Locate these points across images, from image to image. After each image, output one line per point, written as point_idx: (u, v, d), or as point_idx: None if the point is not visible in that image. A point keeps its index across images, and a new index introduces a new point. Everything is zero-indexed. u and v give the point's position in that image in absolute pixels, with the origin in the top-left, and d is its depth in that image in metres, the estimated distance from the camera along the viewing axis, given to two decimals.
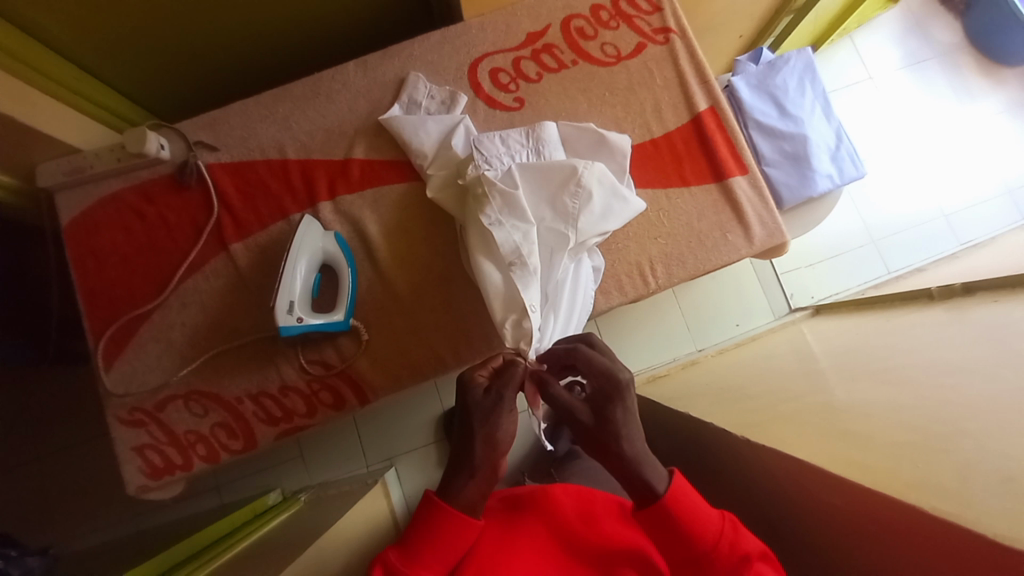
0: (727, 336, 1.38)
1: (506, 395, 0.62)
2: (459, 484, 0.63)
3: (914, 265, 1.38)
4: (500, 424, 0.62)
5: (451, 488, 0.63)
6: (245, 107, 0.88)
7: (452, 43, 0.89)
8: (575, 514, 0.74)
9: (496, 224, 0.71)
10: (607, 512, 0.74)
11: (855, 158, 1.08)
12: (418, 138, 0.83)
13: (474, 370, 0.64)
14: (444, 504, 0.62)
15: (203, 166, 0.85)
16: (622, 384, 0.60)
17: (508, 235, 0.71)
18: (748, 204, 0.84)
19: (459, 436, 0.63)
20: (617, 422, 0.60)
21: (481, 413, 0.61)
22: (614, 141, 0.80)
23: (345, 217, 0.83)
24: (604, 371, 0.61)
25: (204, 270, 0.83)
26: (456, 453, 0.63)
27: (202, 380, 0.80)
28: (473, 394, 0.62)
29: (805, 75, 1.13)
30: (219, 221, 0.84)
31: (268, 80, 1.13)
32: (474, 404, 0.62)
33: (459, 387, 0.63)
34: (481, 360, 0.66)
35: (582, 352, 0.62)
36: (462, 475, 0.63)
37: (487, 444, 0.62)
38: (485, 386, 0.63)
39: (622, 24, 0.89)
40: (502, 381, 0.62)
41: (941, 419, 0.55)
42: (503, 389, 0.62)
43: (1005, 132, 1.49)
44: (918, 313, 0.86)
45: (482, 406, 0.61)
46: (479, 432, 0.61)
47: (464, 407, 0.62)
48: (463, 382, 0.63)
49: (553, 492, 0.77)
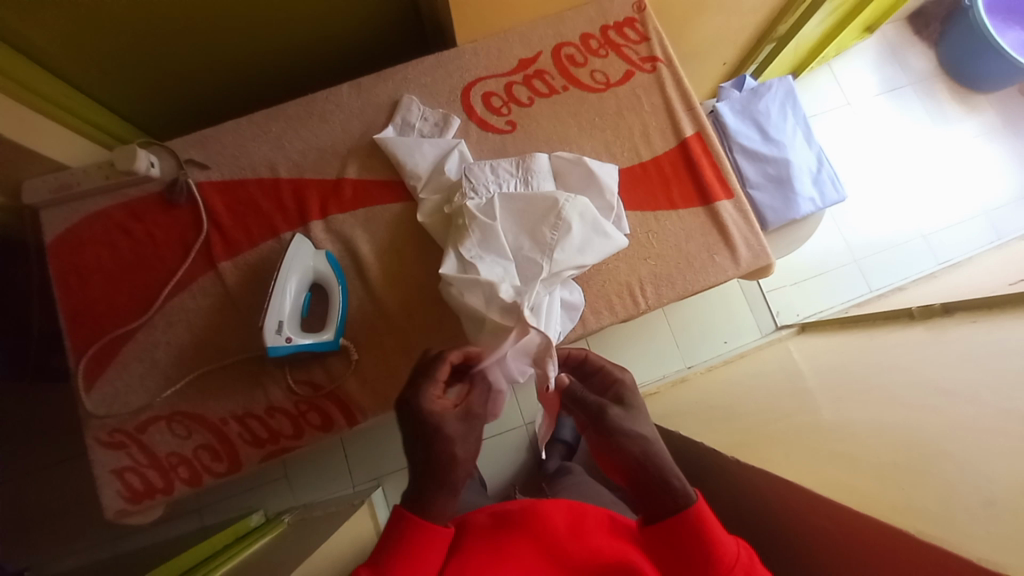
0: (716, 354, 1.40)
1: (481, 413, 0.60)
2: (444, 506, 0.59)
3: (895, 284, 1.42)
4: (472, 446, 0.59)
5: (426, 504, 0.58)
6: (238, 126, 0.88)
7: (446, 67, 0.90)
8: (566, 527, 0.73)
9: (475, 257, 0.73)
10: (597, 525, 0.74)
11: (835, 181, 1.11)
12: (413, 159, 0.84)
13: (435, 394, 0.58)
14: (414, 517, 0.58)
15: (194, 185, 0.85)
16: (627, 385, 0.62)
17: (490, 267, 0.72)
18: (734, 227, 0.86)
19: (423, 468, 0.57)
20: (631, 430, 0.58)
21: (458, 438, 0.57)
22: (602, 175, 0.82)
23: (336, 236, 0.84)
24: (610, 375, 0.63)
25: (192, 288, 0.82)
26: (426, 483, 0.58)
27: (187, 401, 0.78)
28: (448, 424, 0.57)
29: (786, 102, 1.17)
30: (208, 239, 0.83)
31: (263, 99, 1.14)
32: (452, 432, 0.57)
33: (430, 423, 0.56)
34: (428, 377, 0.59)
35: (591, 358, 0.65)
36: (438, 492, 0.58)
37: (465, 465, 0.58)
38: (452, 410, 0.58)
39: (611, 52, 0.91)
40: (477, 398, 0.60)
41: (922, 440, 0.57)
42: (480, 408, 0.60)
43: (978, 156, 1.55)
44: (899, 332, 0.89)
45: (461, 432, 0.58)
46: (453, 460, 0.57)
47: (436, 440, 0.57)
48: (433, 412, 0.57)
49: (547, 506, 0.77)
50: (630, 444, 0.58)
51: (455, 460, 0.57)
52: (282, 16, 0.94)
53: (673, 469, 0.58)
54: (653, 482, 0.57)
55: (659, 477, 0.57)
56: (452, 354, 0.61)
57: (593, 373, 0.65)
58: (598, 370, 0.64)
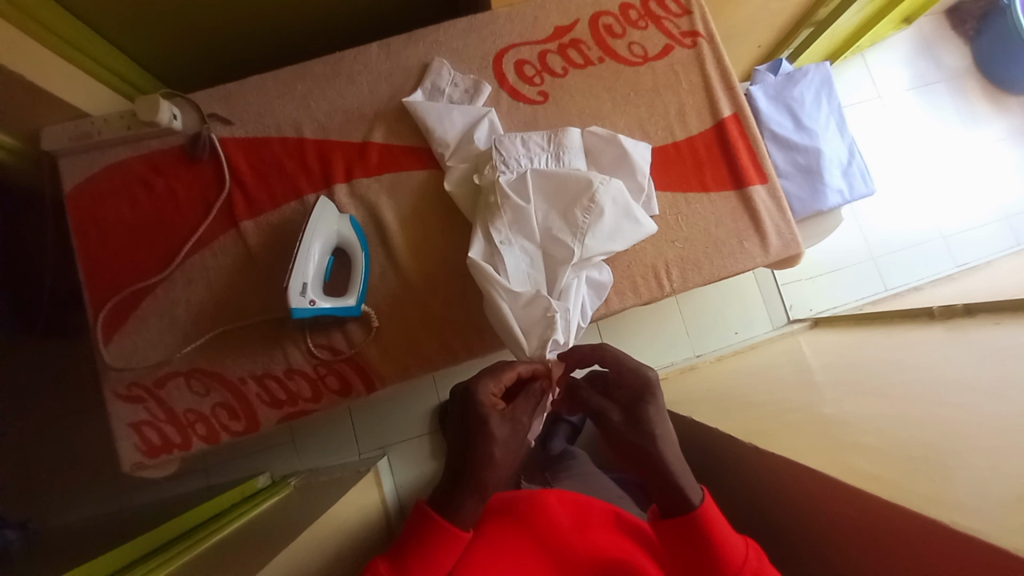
0: (726, 344, 1.40)
1: (525, 419, 0.62)
2: (467, 510, 0.61)
3: (911, 284, 1.41)
4: (512, 450, 0.61)
5: (456, 511, 0.61)
6: (263, 82, 0.85)
7: (478, 31, 0.87)
8: (571, 523, 0.73)
9: (505, 242, 0.75)
10: (602, 522, 0.74)
11: (865, 175, 1.09)
12: (442, 126, 0.82)
13: (487, 389, 0.61)
14: (446, 522, 0.60)
15: (216, 140, 0.83)
16: (650, 381, 0.63)
17: (516, 255, 0.75)
18: (766, 213, 0.84)
19: (465, 464, 0.60)
20: (639, 432, 0.60)
21: (503, 439, 0.60)
22: (636, 157, 0.80)
23: (360, 201, 0.82)
24: (630, 370, 0.64)
25: (212, 246, 0.80)
26: (463, 480, 0.60)
27: (206, 359, 0.78)
28: (495, 420, 0.60)
29: (822, 89, 1.13)
30: (230, 197, 0.82)
31: (284, 57, 1.11)
32: (496, 429, 0.59)
33: (476, 413, 0.59)
34: (491, 374, 0.63)
35: (610, 350, 0.66)
36: (471, 500, 0.61)
37: (490, 462, 0.59)
38: (499, 409, 0.61)
39: (650, 25, 0.88)
40: (522, 405, 0.63)
41: (946, 437, 0.56)
42: (523, 414, 0.62)
43: (1010, 158, 1.51)
44: (920, 331, 0.88)
45: (504, 432, 0.60)
46: (493, 460, 0.60)
47: (483, 433, 0.59)
48: (482, 405, 0.60)
49: (548, 499, 0.76)
50: (635, 445, 0.60)
51: (489, 461, 0.59)
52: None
53: (680, 476, 0.60)
54: (656, 480, 0.61)
55: (662, 478, 0.60)
56: (521, 366, 0.66)
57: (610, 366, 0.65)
58: (616, 364, 0.65)
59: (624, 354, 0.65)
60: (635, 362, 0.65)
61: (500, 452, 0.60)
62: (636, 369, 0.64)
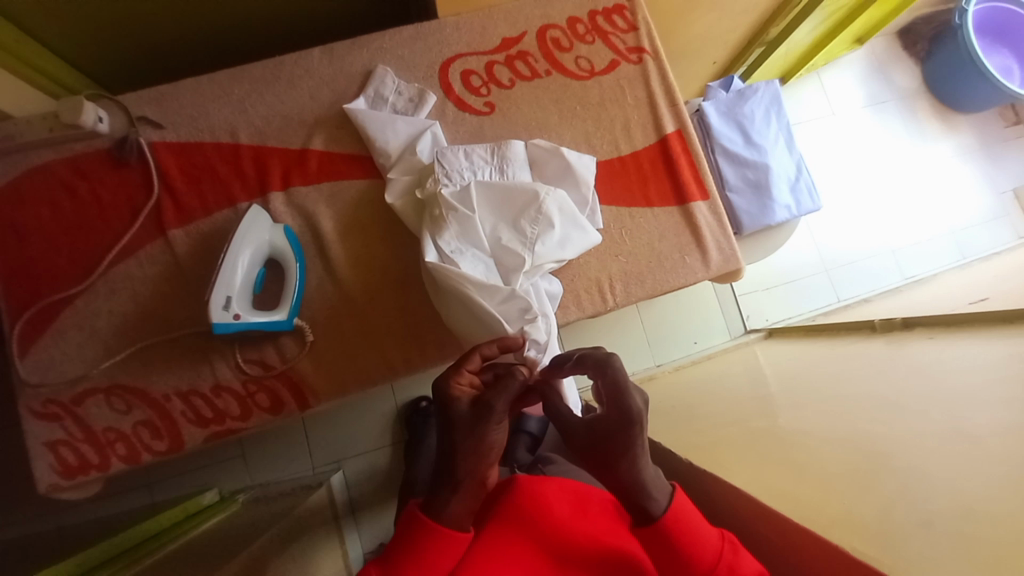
0: (684, 353, 1.41)
1: (495, 406, 0.57)
2: (450, 506, 0.59)
3: (861, 295, 1.45)
4: (484, 437, 0.57)
5: (435, 505, 0.59)
6: (198, 85, 0.82)
7: (425, 40, 0.86)
8: (571, 511, 0.70)
9: (456, 252, 0.73)
10: (601, 511, 0.72)
11: (812, 191, 1.12)
12: (384, 136, 0.80)
13: (451, 379, 0.59)
14: (430, 522, 0.58)
15: (145, 144, 0.79)
16: (637, 413, 0.55)
17: (472, 263, 0.73)
18: (707, 229, 0.85)
19: (440, 454, 0.59)
20: (620, 453, 0.55)
21: (465, 425, 0.57)
22: (579, 171, 0.80)
23: (297, 210, 0.80)
24: (618, 398, 0.55)
25: (138, 255, 0.77)
26: (440, 471, 0.59)
27: (128, 374, 0.74)
28: (456, 407, 0.57)
29: (771, 106, 1.15)
30: (159, 203, 0.78)
31: (231, 57, 1.07)
32: (458, 417, 0.57)
33: (439, 402, 0.58)
34: (458, 363, 0.60)
35: (610, 374, 0.55)
36: (446, 491, 0.58)
37: (473, 455, 0.57)
38: (464, 396, 0.58)
39: (598, 40, 0.88)
40: (492, 391, 0.57)
41: (878, 443, 0.58)
42: (494, 399, 0.57)
43: (955, 174, 1.58)
44: (862, 343, 0.91)
45: (468, 419, 0.57)
46: (463, 448, 0.57)
47: (446, 422, 0.57)
48: (444, 395, 0.58)
49: (547, 486, 0.72)
50: (612, 463, 0.56)
51: (461, 447, 0.57)
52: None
53: (654, 493, 0.58)
54: (627, 495, 0.58)
55: (635, 494, 0.57)
56: (485, 347, 0.63)
57: (603, 386, 0.56)
58: (609, 386, 0.55)
59: (614, 379, 0.55)
60: (624, 387, 0.55)
61: (468, 439, 0.57)
62: (620, 397, 0.55)
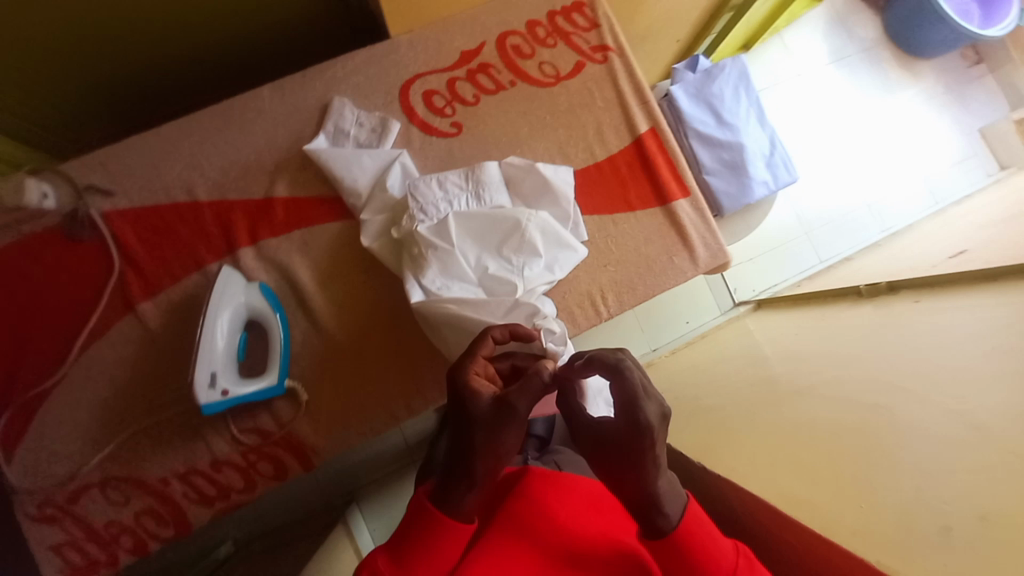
0: (679, 334, 1.41)
1: (518, 407, 0.53)
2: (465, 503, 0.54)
3: (842, 254, 1.46)
4: (502, 439, 0.53)
5: (448, 498, 0.54)
6: (144, 143, 0.77)
7: (379, 63, 0.81)
8: (584, 505, 0.67)
9: (443, 288, 0.70)
10: (613, 507, 0.69)
11: (788, 164, 1.11)
12: (351, 175, 0.76)
13: (468, 373, 0.55)
14: (444, 515, 0.53)
15: (96, 216, 0.74)
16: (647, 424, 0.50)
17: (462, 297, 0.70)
18: (691, 226, 0.83)
19: (454, 449, 0.55)
20: (626, 463, 0.52)
21: (487, 424, 0.53)
22: (558, 186, 0.77)
23: (270, 264, 0.76)
24: (628, 405, 0.51)
25: (109, 335, 0.72)
26: (451, 466, 0.55)
27: (120, 463, 0.70)
28: (476, 403, 0.53)
29: (740, 82, 1.13)
30: (121, 278, 0.73)
31: (174, 99, 1.00)
32: (479, 414, 0.53)
33: (457, 395, 0.54)
34: (472, 354, 0.57)
35: (624, 378, 0.51)
36: (463, 488, 0.54)
37: (489, 456, 0.53)
38: (484, 391, 0.54)
39: (560, 41, 0.84)
40: (516, 390, 0.53)
41: (879, 436, 0.58)
42: (518, 400, 0.53)
43: (923, 121, 1.58)
44: (852, 308, 0.92)
45: (489, 417, 0.53)
46: (479, 444, 0.53)
47: (465, 418, 0.53)
48: (462, 388, 0.54)
49: (562, 479, 0.70)
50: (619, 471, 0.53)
51: (478, 445, 0.53)
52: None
53: (665, 507, 0.53)
54: (634, 505, 0.54)
55: (644, 505, 0.53)
56: (496, 331, 0.59)
57: (615, 390, 0.52)
58: (621, 391, 0.51)
59: (626, 385, 0.51)
60: (635, 394, 0.50)
61: (486, 434, 0.53)
62: (630, 405, 0.50)
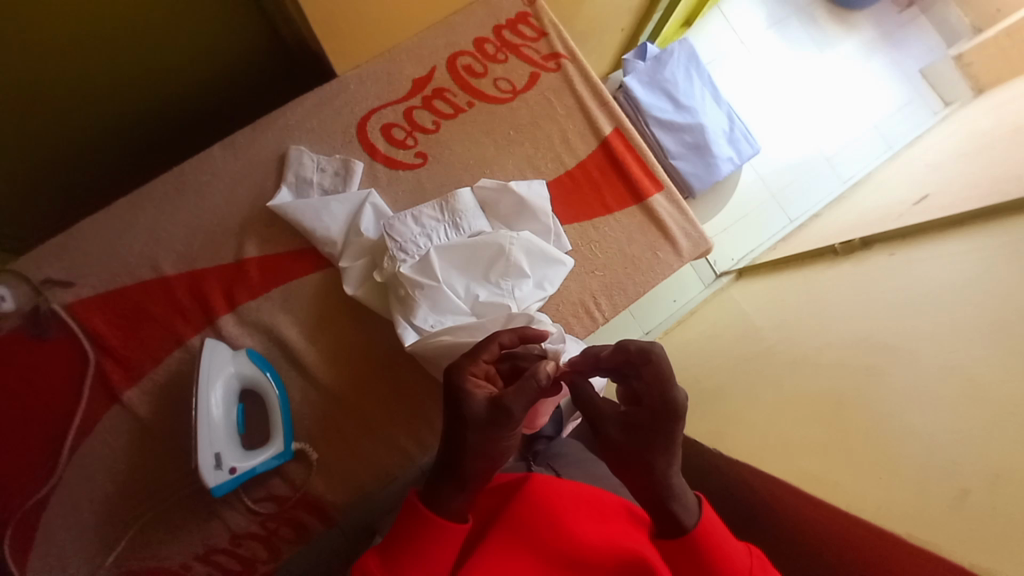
0: (668, 314, 1.38)
1: (512, 410, 0.50)
2: (454, 504, 0.54)
3: (811, 211, 1.49)
4: (495, 439, 0.52)
5: (438, 497, 0.54)
6: (100, 225, 0.74)
7: (331, 104, 0.80)
8: (585, 512, 0.59)
9: (438, 325, 0.70)
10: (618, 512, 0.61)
11: (748, 136, 1.13)
12: (322, 223, 0.74)
13: (465, 373, 0.54)
14: (432, 514, 0.53)
15: (62, 310, 0.71)
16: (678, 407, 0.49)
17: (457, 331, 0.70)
18: (669, 219, 0.84)
19: (446, 447, 0.54)
20: (651, 450, 0.50)
21: (480, 424, 0.51)
22: (534, 203, 0.77)
23: (254, 327, 0.73)
24: (658, 389, 0.49)
25: (98, 430, 0.69)
26: (444, 465, 0.55)
27: (135, 558, 0.68)
28: (470, 403, 0.52)
29: (691, 64, 1.14)
30: (101, 369, 0.70)
31: (121, 167, 0.96)
32: (472, 414, 0.51)
33: (451, 394, 0.53)
34: (471, 355, 0.55)
35: (653, 360, 0.49)
36: (455, 488, 0.54)
37: (480, 457, 0.52)
38: (480, 392, 0.53)
39: (510, 55, 0.84)
40: (511, 392, 0.51)
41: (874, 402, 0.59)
42: (513, 403, 0.50)
43: (867, 70, 1.63)
44: (830, 270, 0.95)
45: (482, 419, 0.51)
46: (471, 445, 0.52)
47: (458, 418, 0.52)
48: (458, 388, 0.53)
49: (563, 485, 0.62)
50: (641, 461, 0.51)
51: (469, 445, 0.52)
52: (115, 60, 0.79)
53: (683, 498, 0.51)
54: (653, 499, 0.51)
55: (663, 498, 0.51)
56: (504, 337, 0.58)
57: (644, 374, 0.50)
58: (650, 373, 0.49)
59: (657, 367, 0.49)
60: (668, 375, 0.49)
61: (477, 436, 0.52)
62: (662, 387, 0.49)
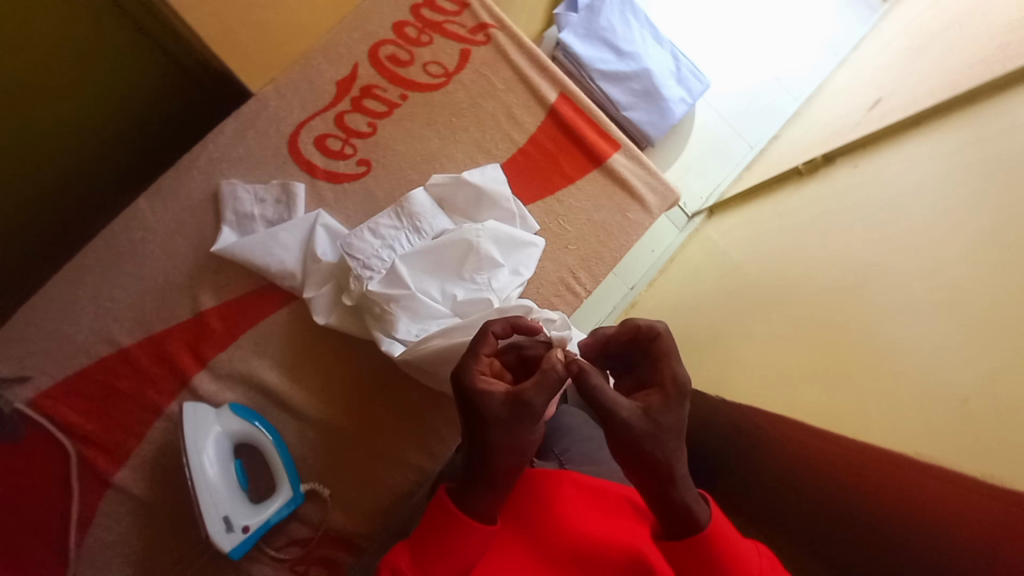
0: (648, 266, 1.36)
1: (535, 404, 0.47)
2: (486, 505, 0.51)
3: (770, 135, 1.47)
4: (522, 436, 0.48)
5: (468, 497, 0.51)
6: (40, 308, 0.69)
7: (256, 126, 0.74)
8: (585, 508, 0.56)
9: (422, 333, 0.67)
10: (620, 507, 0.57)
11: (696, 71, 1.09)
12: (275, 257, 0.70)
13: (475, 371, 0.49)
14: (462, 515, 0.50)
15: (25, 406, 0.67)
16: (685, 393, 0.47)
17: None
18: (632, 177, 0.82)
19: (470, 450, 0.50)
20: (661, 447, 0.46)
21: (504, 423, 0.47)
22: (491, 189, 0.73)
23: (230, 379, 0.70)
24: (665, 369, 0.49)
25: (98, 520, 0.65)
26: (470, 468, 0.51)
27: None
28: (489, 404, 0.47)
29: (624, 7, 1.09)
30: (82, 456, 0.67)
31: None
32: (493, 414, 0.47)
33: (465, 397, 0.48)
34: (477, 349, 0.51)
35: (660, 340, 0.51)
36: (488, 490, 0.50)
37: (510, 453, 0.49)
38: (497, 389, 0.48)
39: (435, 35, 0.80)
40: (533, 386, 0.47)
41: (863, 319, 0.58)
42: (536, 396, 0.47)
43: None
44: (798, 193, 0.94)
45: (504, 418, 0.47)
46: (497, 444, 0.48)
47: (478, 419, 0.48)
48: (471, 389, 0.48)
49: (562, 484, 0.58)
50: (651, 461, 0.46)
51: (495, 445, 0.48)
52: None
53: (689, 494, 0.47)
54: (661, 498, 0.47)
55: (671, 496, 0.47)
56: (497, 326, 0.52)
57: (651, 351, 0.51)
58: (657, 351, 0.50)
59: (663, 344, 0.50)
60: (674, 353, 0.50)
61: (502, 434, 0.48)
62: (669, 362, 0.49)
